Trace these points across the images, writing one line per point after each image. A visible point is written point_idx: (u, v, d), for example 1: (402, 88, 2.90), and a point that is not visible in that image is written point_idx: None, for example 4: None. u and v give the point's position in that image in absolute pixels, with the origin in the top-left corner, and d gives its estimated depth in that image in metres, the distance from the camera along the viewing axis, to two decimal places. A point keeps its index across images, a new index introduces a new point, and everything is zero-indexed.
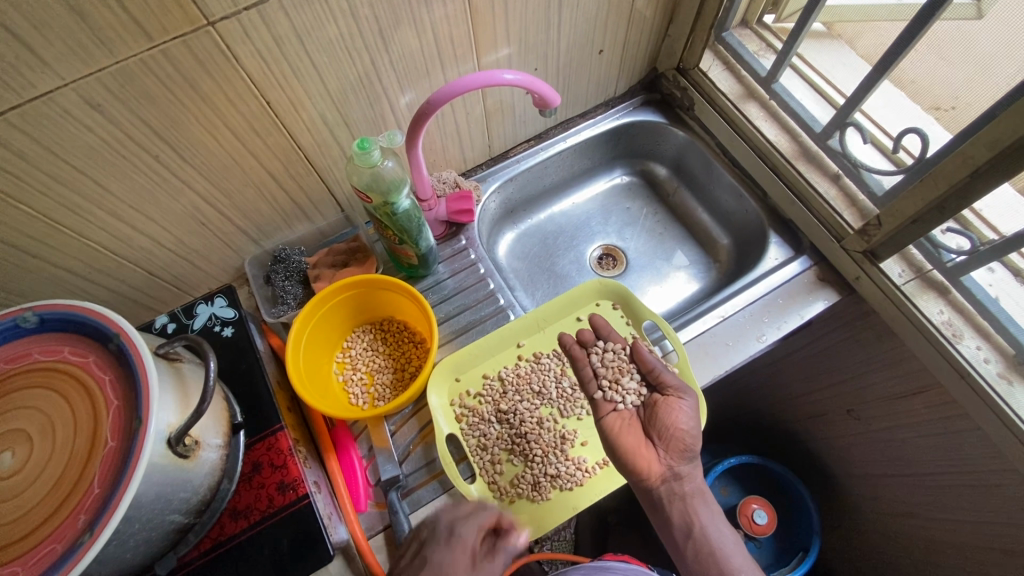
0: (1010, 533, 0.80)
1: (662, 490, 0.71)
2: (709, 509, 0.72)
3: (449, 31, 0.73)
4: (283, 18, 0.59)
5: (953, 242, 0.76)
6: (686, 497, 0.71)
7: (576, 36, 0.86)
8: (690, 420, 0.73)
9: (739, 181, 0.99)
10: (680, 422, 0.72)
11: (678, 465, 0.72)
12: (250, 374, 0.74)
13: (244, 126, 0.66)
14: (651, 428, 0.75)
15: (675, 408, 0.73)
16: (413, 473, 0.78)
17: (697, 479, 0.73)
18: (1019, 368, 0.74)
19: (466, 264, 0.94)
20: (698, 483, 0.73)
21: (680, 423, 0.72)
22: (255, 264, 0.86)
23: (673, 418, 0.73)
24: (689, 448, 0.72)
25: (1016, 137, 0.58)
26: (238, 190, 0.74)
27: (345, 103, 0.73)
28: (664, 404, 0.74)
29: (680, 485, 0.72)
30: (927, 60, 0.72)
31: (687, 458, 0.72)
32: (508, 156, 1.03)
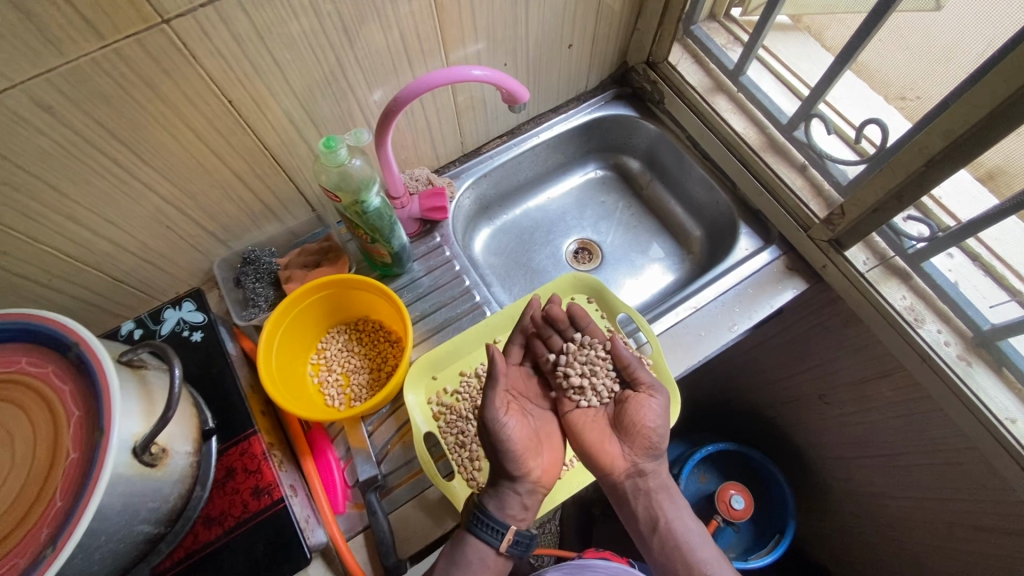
0: (971, 508, 0.83)
1: (627, 484, 0.74)
2: (675, 505, 0.73)
3: (414, 28, 0.72)
4: (242, 15, 0.57)
5: (913, 229, 0.78)
6: (651, 492, 0.73)
7: (544, 31, 0.85)
8: (658, 419, 0.73)
9: (710, 174, 1.01)
10: (646, 420, 0.73)
11: (642, 461, 0.74)
12: (220, 379, 0.73)
13: (206, 126, 0.65)
14: (619, 426, 0.77)
15: (643, 405, 0.74)
16: (391, 473, 0.78)
17: (663, 475, 0.75)
18: (976, 350, 0.77)
19: (441, 261, 0.94)
20: (663, 478, 0.74)
21: (646, 422, 0.73)
22: (224, 266, 0.84)
23: (639, 416, 0.74)
24: (654, 445, 0.74)
25: (968, 127, 0.60)
26: (202, 191, 0.72)
27: (311, 101, 0.72)
28: (632, 401, 0.76)
29: (645, 481, 0.73)
30: (889, 49, 0.73)
31: (652, 456, 0.74)
32: (481, 152, 1.03)
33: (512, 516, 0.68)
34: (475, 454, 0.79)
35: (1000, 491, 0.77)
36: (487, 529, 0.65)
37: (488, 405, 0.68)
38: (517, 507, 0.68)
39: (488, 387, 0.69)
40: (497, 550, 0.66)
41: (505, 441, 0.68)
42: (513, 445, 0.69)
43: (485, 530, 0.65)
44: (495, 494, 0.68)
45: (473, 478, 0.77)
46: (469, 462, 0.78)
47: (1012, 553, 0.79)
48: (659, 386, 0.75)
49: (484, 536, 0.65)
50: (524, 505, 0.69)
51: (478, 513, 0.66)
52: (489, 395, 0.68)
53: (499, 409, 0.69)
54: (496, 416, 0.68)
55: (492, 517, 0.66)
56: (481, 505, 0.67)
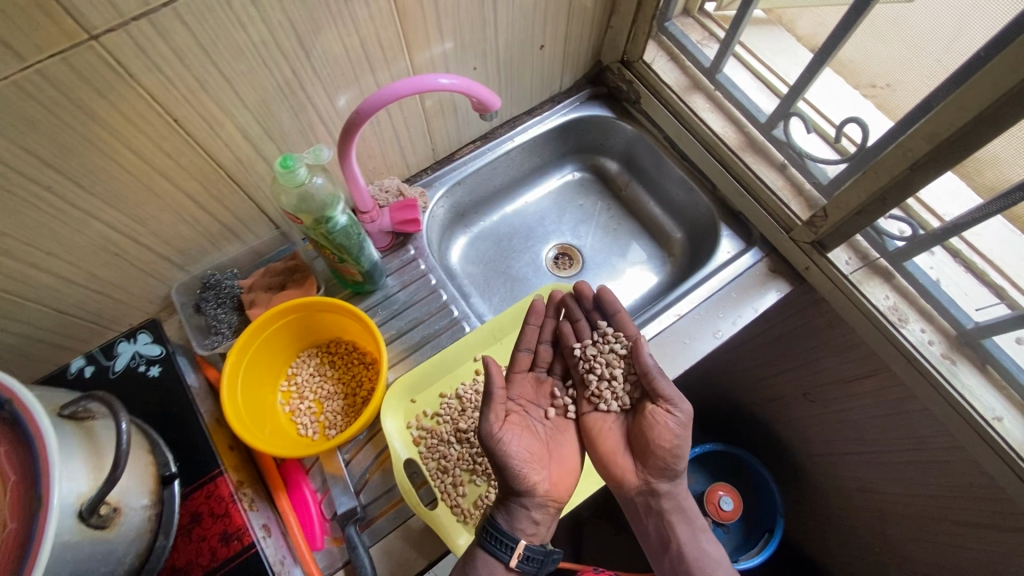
0: (956, 505, 0.83)
1: (640, 501, 0.70)
2: (690, 528, 0.68)
3: (375, 33, 0.67)
4: (181, 27, 0.53)
5: (895, 228, 0.77)
6: (663, 513, 0.68)
7: (515, 33, 0.82)
8: (675, 439, 0.66)
9: (688, 175, 0.98)
10: (661, 440, 0.67)
11: (655, 482, 0.68)
12: (182, 418, 0.69)
13: (151, 147, 0.60)
14: (635, 439, 0.71)
15: (659, 422, 0.68)
16: (371, 504, 0.74)
17: (678, 496, 0.69)
18: (960, 348, 0.77)
19: (417, 275, 0.90)
20: (680, 500, 0.69)
21: (660, 441, 0.67)
22: (183, 291, 0.77)
23: (654, 433, 0.68)
24: (669, 467, 0.67)
25: (953, 130, 0.58)
26: (152, 215, 0.66)
27: (267, 114, 0.67)
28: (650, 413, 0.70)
29: (656, 500, 0.69)
30: (866, 47, 0.71)
31: (666, 478, 0.68)
32: (454, 158, 0.99)
33: (522, 530, 0.64)
34: (458, 479, 0.77)
35: (986, 489, 0.77)
36: (496, 544, 0.62)
37: (484, 421, 0.65)
38: (528, 522, 0.65)
39: (485, 401, 0.66)
40: (507, 566, 0.63)
41: (507, 457, 0.65)
42: (516, 461, 0.65)
43: (493, 543, 0.62)
44: (507, 509, 0.65)
45: (457, 504, 0.75)
46: (453, 488, 0.76)
47: (997, 547, 0.79)
48: (681, 400, 0.68)
49: (492, 550, 0.62)
50: (535, 520, 0.66)
51: (487, 527, 0.64)
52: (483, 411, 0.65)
53: (498, 422, 0.66)
54: (496, 429, 0.65)
55: (500, 530, 0.63)
56: (490, 519, 0.64)
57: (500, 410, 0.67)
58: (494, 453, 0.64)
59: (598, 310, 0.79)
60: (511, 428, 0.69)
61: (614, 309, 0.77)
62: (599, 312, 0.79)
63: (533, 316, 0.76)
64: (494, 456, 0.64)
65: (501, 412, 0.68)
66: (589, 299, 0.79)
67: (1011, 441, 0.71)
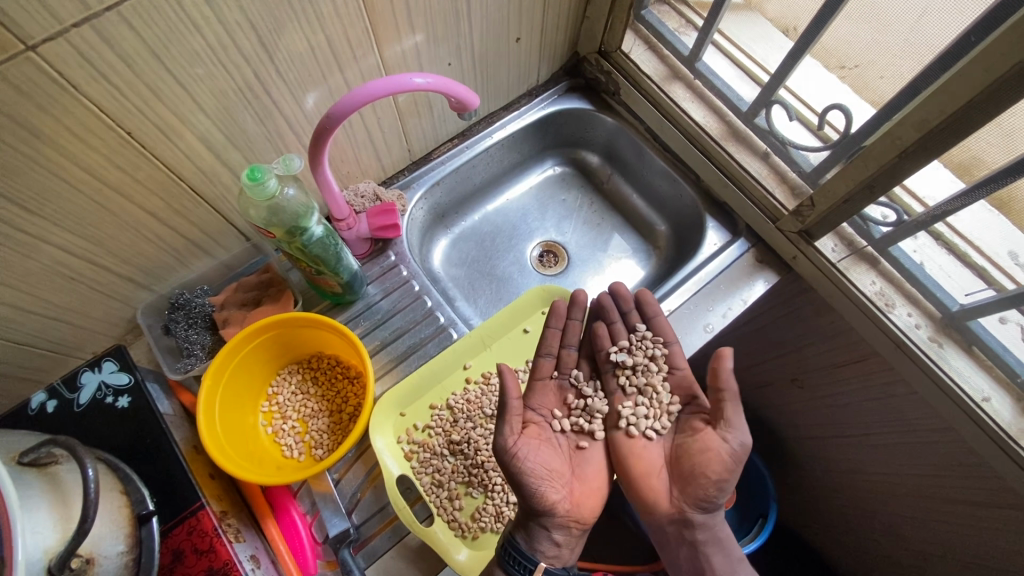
0: (945, 483, 0.84)
1: (671, 529, 0.67)
2: (727, 559, 0.65)
3: (341, 29, 0.63)
4: (128, 32, 0.48)
5: (879, 213, 0.77)
6: (697, 544, 0.66)
7: (489, 26, 0.78)
8: (726, 472, 0.62)
9: (671, 167, 0.97)
10: (708, 468, 0.63)
11: (689, 511, 0.65)
12: (156, 449, 0.64)
13: (103, 162, 0.55)
14: (678, 462, 0.68)
15: (711, 447, 0.64)
16: (364, 523, 0.72)
17: (715, 527, 0.66)
18: (946, 331, 0.76)
19: (399, 282, 0.86)
20: (716, 531, 0.66)
21: (708, 469, 0.63)
22: (150, 312, 0.72)
23: (704, 459, 0.64)
24: (708, 499, 0.64)
25: (944, 116, 0.58)
26: (108, 235, 0.61)
27: (230, 121, 0.63)
28: (704, 436, 0.66)
29: (691, 532, 0.66)
30: (846, 30, 0.68)
31: (702, 509, 0.64)
32: (431, 158, 0.95)
33: (542, 551, 0.64)
34: (453, 492, 0.75)
35: (975, 468, 0.78)
36: (515, 564, 0.63)
37: (499, 435, 0.64)
38: (549, 543, 0.65)
39: (501, 412, 0.64)
40: None
41: (521, 473, 0.63)
42: (533, 479, 0.63)
43: (511, 563, 0.63)
44: (532, 530, 0.65)
45: (455, 519, 0.73)
46: (448, 502, 0.74)
47: (986, 523, 0.80)
48: (743, 431, 0.62)
49: (509, 569, 0.63)
50: (556, 542, 0.65)
51: (506, 546, 0.65)
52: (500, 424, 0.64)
53: (514, 434, 0.65)
54: (511, 443, 0.64)
55: (521, 552, 0.63)
56: (511, 539, 0.65)
57: (516, 423, 0.65)
58: (511, 467, 0.63)
59: (636, 312, 0.77)
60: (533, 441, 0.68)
61: (655, 312, 0.75)
62: (637, 313, 0.77)
63: (555, 318, 0.74)
64: (511, 471, 0.63)
65: (518, 424, 0.66)
66: (626, 300, 0.77)
67: (1000, 421, 0.71)
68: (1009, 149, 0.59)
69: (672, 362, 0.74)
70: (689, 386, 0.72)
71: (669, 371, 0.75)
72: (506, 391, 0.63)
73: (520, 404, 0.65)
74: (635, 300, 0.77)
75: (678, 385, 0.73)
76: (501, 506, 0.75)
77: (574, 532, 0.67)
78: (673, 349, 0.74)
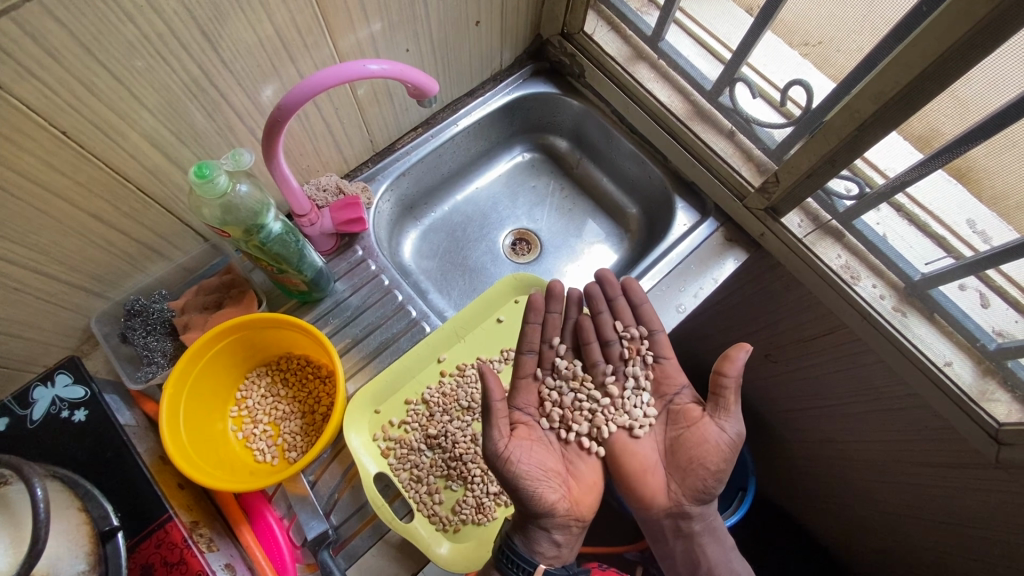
0: (913, 447, 0.86)
1: (668, 521, 0.70)
2: (721, 547, 0.69)
3: (290, 19, 0.61)
4: (54, 24, 0.45)
5: (842, 187, 0.77)
6: (693, 534, 0.69)
7: (447, 10, 0.76)
8: (723, 462, 0.64)
9: (639, 149, 0.97)
10: (707, 460, 0.65)
11: (687, 504, 0.67)
12: (117, 462, 0.62)
13: (39, 166, 0.52)
14: (677, 455, 0.68)
15: (709, 440, 0.65)
16: (344, 524, 0.71)
17: (710, 517, 0.69)
18: (909, 300, 0.78)
19: (368, 277, 0.84)
20: (710, 521, 0.69)
21: (706, 460, 0.65)
22: (105, 320, 0.69)
23: (702, 451, 0.65)
24: (705, 490, 0.66)
25: (899, 87, 0.59)
26: (51, 242, 0.58)
27: (177, 116, 0.60)
28: (699, 427, 0.67)
29: (687, 523, 0.69)
30: (805, 4, 0.67)
31: (699, 502, 0.67)
32: (395, 148, 0.93)
33: (543, 553, 0.64)
34: (433, 487, 0.75)
35: (939, 431, 0.80)
36: (511, 566, 0.63)
37: (488, 440, 0.62)
38: (548, 544, 0.65)
39: (486, 416, 0.63)
40: None
41: (515, 476, 0.62)
42: (527, 485, 0.62)
43: (512, 568, 0.63)
44: (529, 533, 0.64)
45: (434, 513, 0.73)
46: (428, 497, 0.74)
47: (949, 484, 0.83)
48: (738, 420, 0.65)
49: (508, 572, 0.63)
50: (555, 542, 0.65)
51: (504, 549, 0.65)
52: (488, 430, 0.62)
53: (504, 438, 0.63)
54: (502, 447, 0.62)
55: (517, 553, 0.63)
56: (508, 543, 0.65)
57: (504, 425, 0.64)
58: (506, 472, 0.62)
59: (622, 300, 0.75)
60: (523, 441, 0.67)
61: (640, 300, 0.74)
62: (624, 301, 0.75)
63: (533, 313, 0.71)
64: (504, 476, 0.62)
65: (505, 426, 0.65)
66: (612, 286, 0.75)
67: (961, 384, 0.73)
68: (963, 119, 0.60)
69: (657, 351, 0.74)
70: (678, 376, 0.74)
71: (657, 360, 0.74)
72: (489, 395, 0.62)
73: (503, 405, 0.64)
74: (621, 288, 0.75)
75: (666, 375, 0.74)
76: (481, 498, 0.75)
77: (572, 534, 0.67)
78: (656, 338, 0.74)
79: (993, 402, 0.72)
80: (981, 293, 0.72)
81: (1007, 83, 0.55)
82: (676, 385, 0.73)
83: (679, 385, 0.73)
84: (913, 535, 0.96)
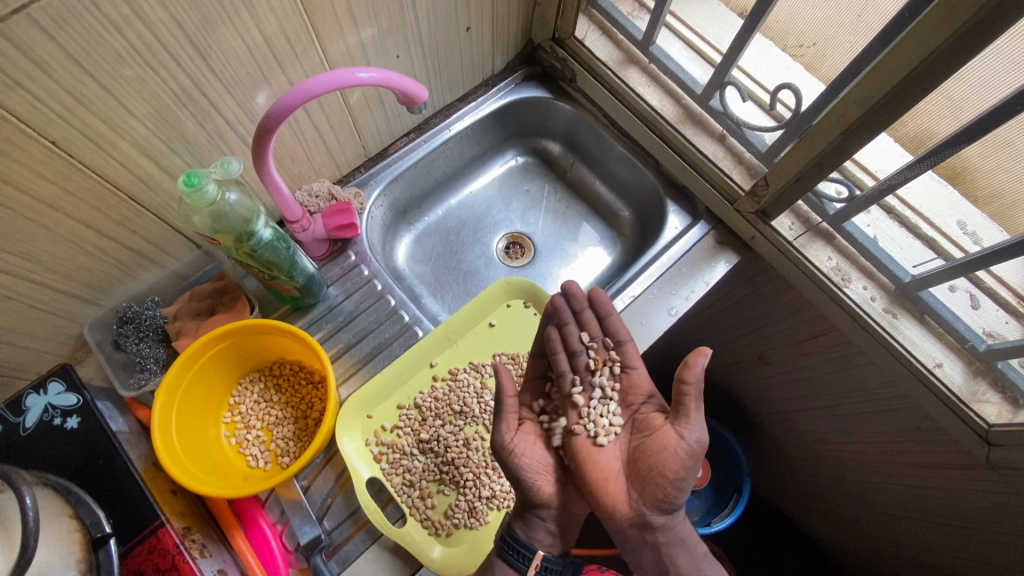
0: (906, 448, 0.86)
1: (632, 532, 0.66)
2: (691, 558, 0.65)
3: (279, 26, 0.61)
4: (41, 36, 0.46)
5: (832, 190, 0.77)
6: (659, 545, 0.65)
7: (437, 15, 0.77)
8: (683, 470, 0.61)
9: (631, 153, 0.97)
10: (667, 467, 0.63)
11: (649, 513, 0.65)
12: (110, 470, 0.62)
13: (30, 176, 0.52)
14: (641, 463, 0.66)
15: (670, 448, 0.63)
16: (337, 528, 0.71)
17: (675, 527, 0.65)
18: (900, 302, 0.78)
19: (360, 282, 0.85)
20: (676, 532, 0.65)
21: (665, 468, 0.63)
22: (98, 327, 0.69)
23: (662, 458, 0.63)
24: (666, 500, 0.63)
25: (883, 91, 0.59)
26: (43, 251, 0.58)
27: (167, 125, 0.60)
28: (661, 435, 0.66)
29: (652, 534, 0.65)
30: (792, 8, 0.68)
31: (661, 511, 0.64)
32: (388, 154, 0.93)
33: (539, 540, 0.67)
34: (425, 491, 0.75)
35: (932, 432, 0.80)
36: (515, 555, 0.65)
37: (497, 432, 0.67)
38: (544, 532, 0.68)
39: (498, 411, 0.67)
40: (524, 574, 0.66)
41: (518, 467, 0.67)
42: (528, 474, 0.67)
43: (512, 554, 0.65)
44: (527, 521, 0.68)
45: (427, 517, 0.73)
46: (421, 501, 0.74)
47: (942, 485, 0.83)
48: (700, 426, 0.62)
49: (510, 560, 0.65)
50: (551, 531, 0.68)
51: (505, 537, 0.67)
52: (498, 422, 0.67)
53: (511, 432, 0.68)
54: (508, 440, 0.68)
55: (517, 540, 0.66)
56: (508, 530, 0.67)
57: (513, 420, 0.69)
58: (509, 463, 0.67)
59: (589, 311, 0.72)
60: (529, 435, 0.71)
61: (607, 312, 0.72)
62: (591, 312, 0.72)
63: (547, 318, 0.73)
64: (507, 466, 0.67)
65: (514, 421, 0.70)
66: (579, 299, 0.71)
67: (952, 386, 0.74)
68: (949, 122, 0.61)
69: (625, 361, 0.73)
70: (645, 385, 0.72)
71: (624, 370, 0.73)
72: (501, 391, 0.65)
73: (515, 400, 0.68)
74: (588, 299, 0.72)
75: (632, 385, 0.73)
76: (474, 502, 0.75)
77: (564, 524, 0.70)
78: (626, 348, 0.72)
79: (984, 403, 0.72)
80: (972, 294, 0.72)
81: (993, 84, 0.55)
82: (642, 394, 0.72)
83: (644, 395, 0.72)
84: (907, 536, 0.97)
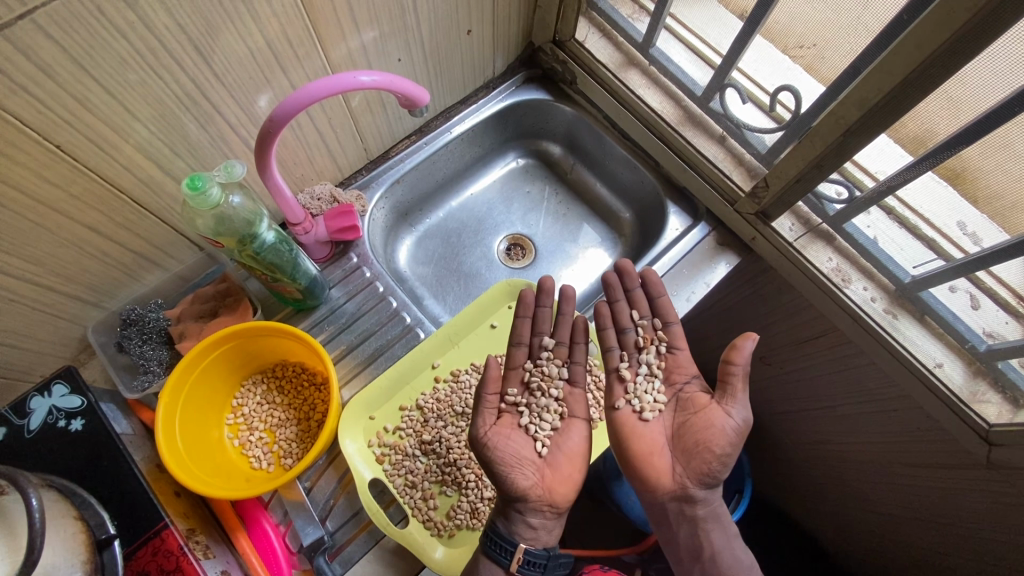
0: (906, 448, 0.86)
1: (672, 507, 0.67)
2: (725, 535, 0.66)
3: (280, 30, 0.62)
4: (46, 41, 0.46)
5: (832, 191, 0.77)
6: (697, 520, 0.66)
7: (437, 18, 0.77)
8: (729, 446, 0.63)
9: (632, 154, 0.97)
10: (713, 443, 0.63)
11: (691, 488, 0.65)
12: (114, 471, 0.62)
13: (34, 179, 0.52)
14: (685, 438, 0.67)
15: (716, 424, 0.64)
16: (339, 530, 0.71)
17: (713, 502, 0.66)
18: (900, 302, 0.79)
19: (363, 284, 0.85)
20: (715, 507, 0.66)
21: (711, 444, 0.64)
22: (101, 330, 0.70)
23: (709, 434, 0.64)
24: (711, 474, 0.64)
25: (883, 93, 0.59)
26: (47, 254, 0.58)
27: (170, 129, 0.61)
28: (707, 413, 0.66)
29: (691, 508, 0.66)
30: (791, 9, 0.68)
31: (705, 485, 0.65)
32: (390, 155, 0.94)
33: (520, 534, 0.66)
34: (427, 493, 0.75)
35: (932, 432, 0.80)
36: (497, 550, 0.65)
37: (473, 425, 0.69)
38: (525, 527, 0.66)
39: (476, 406, 0.70)
40: (509, 571, 0.65)
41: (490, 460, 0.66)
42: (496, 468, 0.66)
43: (495, 549, 0.65)
44: (506, 514, 0.67)
45: (429, 519, 0.74)
46: (423, 502, 0.75)
47: (942, 485, 0.83)
48: (745, 406, 0.64)
49: (495, 557, 0.65)
50: (532, 525, 0.67)
51: (488, 532, 0.67)
52: (476, 417, 0.69)
53: (486, 425, 0.69)
54: (482, 433, 0.68)
55: (499, 535, 0.66)
56: (490, 525, 0.67)
57: (490, 414, 0.70)
58: (484, 456, 0.67)
59: (641, 290, 0.75)
60: (506, 429, 0.70)
61: (660, 293, 0.73)
62: (642, 292, 0.75)
63: (522, 308, 0.74)
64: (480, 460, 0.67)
65: (490, 415, 0.70)
66: (632, 277, 0.75)
67: (952, 385, 0.74)
68: (949, 123, 0.61)
69: (672, 341, 0.74)
70: (690, 365, 0.73)
71: (670, 350, 0.74)
72: (486, 382, 0.68)
73: (495, 397, 0.71)
74: (640, 279, 0.75)
75: (677, 365, 0.73)
76: (476, 503, 0.76)
77: (550, 517, 0.68)
78: (672, 329, 0.73)
79: (984, 403, 0.72)
80: (972, 294, 0.72)
81: (991, 86, 0.55)
82: (687, 374, 0.72)
83: (689, 374, 0.72)
84: (908, 536, 0.97)
